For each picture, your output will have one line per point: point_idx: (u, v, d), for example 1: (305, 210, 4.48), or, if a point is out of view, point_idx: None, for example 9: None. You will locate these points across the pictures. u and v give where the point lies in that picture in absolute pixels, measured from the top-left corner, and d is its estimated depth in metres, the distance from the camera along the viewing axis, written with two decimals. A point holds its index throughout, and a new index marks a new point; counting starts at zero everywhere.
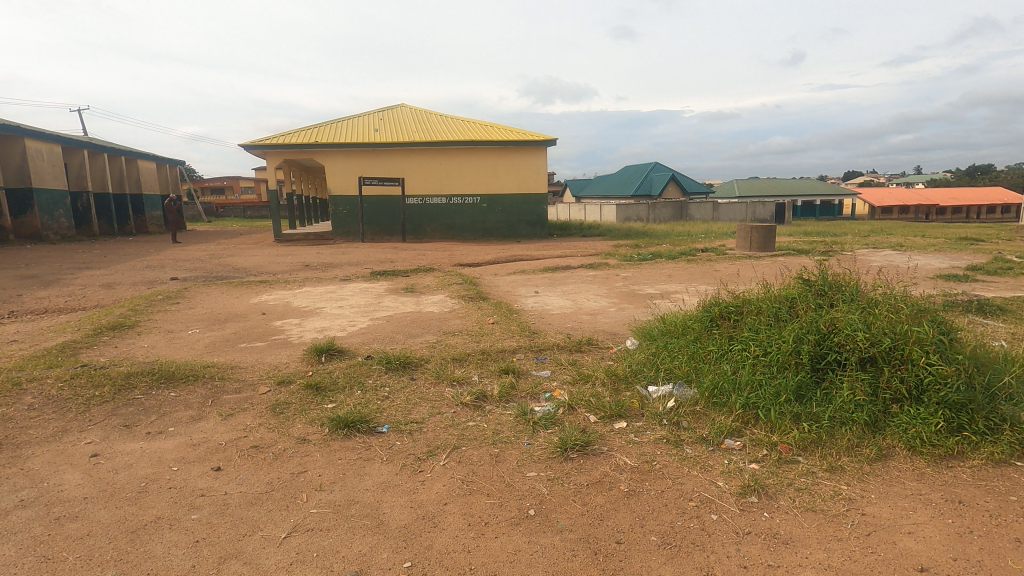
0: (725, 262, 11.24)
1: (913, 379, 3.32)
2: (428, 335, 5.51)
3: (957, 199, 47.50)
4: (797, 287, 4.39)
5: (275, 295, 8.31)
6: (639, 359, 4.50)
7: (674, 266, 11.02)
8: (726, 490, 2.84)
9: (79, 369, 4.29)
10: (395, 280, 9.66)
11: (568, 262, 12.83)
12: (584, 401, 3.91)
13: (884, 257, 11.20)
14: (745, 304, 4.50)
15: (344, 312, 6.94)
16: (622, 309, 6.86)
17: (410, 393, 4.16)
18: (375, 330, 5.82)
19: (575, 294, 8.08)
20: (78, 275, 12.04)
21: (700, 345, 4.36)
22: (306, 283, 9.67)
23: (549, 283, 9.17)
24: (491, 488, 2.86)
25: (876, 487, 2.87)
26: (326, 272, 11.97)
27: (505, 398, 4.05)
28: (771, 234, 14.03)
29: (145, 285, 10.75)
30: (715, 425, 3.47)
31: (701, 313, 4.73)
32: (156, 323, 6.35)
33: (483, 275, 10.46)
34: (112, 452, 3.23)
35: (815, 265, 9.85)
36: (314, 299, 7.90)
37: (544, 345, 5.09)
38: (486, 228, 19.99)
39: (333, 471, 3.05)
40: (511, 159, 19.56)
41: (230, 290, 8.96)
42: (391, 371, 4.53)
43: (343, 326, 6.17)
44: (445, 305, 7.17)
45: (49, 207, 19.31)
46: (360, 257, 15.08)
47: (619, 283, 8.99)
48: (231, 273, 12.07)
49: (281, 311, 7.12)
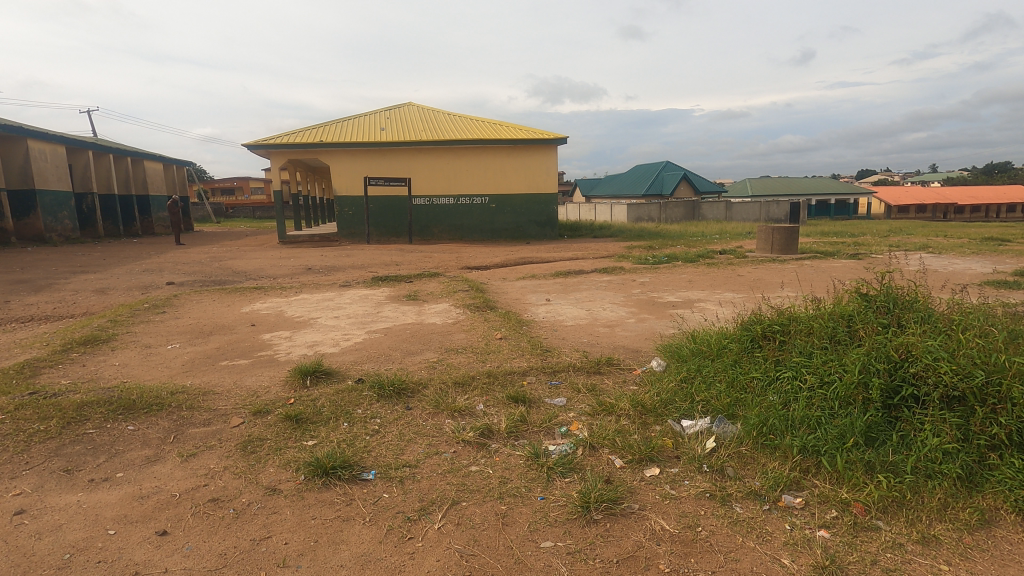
0: (747, 266, 10.60)
1: (1015, 423, 2.69)
2: (428, 353, 4.93)
3: (976, 197, 46.42)
4: (853, 303, 3.77)
5: (269, 303, 7.79)
6: (669, 387, 3.90)
7: (694, 271, 10.34)
8: (795, 572, 2.24)
9: (28, 398, 3.75)
10: (398, 286, 9.12)
11: (581, 265, 12.25)
12: (608, 439, 3.33)
13: (918, 263, 10.46)
14: (790, 320, 3.91)
15: (340, 323, 6.40)
16: (642, 320, 6.28)
17: (405, 427, 3.59)
18: (369, 347, 5.25)
19: (589, 303, 7.47)
20: (72, 280, 11.60)
21: (740, 371, 3.77)
22: (303, 289, 9.15)
23: (562, 290, 8.59)
24: (498, 568, 2.29)
25: (986, 568, 2.25)
26: (327, 277, 11.46)
27: (515, 434, 3.47)
28: (794, 236, 13.33)
29: (139, 291, 10.27)
30: (769, 475, 2.87)
31: (739, 332, 4.14)
32: (134, 336, 5.84)
33: (491, 280, 9.90)
34: (42, 508, 2.69)
35: (846, 272, 9.20)
36: (310, 307, 7.37)
37: (559, 367, 4.49)
38: (494, 228, 19.39)
39: (302, 538, 2.48)
40: (521, 157, 18.98)
41: (223, 297, 8.47)
42: (385, 398, 3.97)
43: (336, 341, 5.60)
44: (449, 315, 6.59)
45: (52, 208, 19.04)
46: (365, 260, 14.60)
47: (637, 290, 8.36)
48: (230, 279, 11.57)
49: (272, 322, 6.58)
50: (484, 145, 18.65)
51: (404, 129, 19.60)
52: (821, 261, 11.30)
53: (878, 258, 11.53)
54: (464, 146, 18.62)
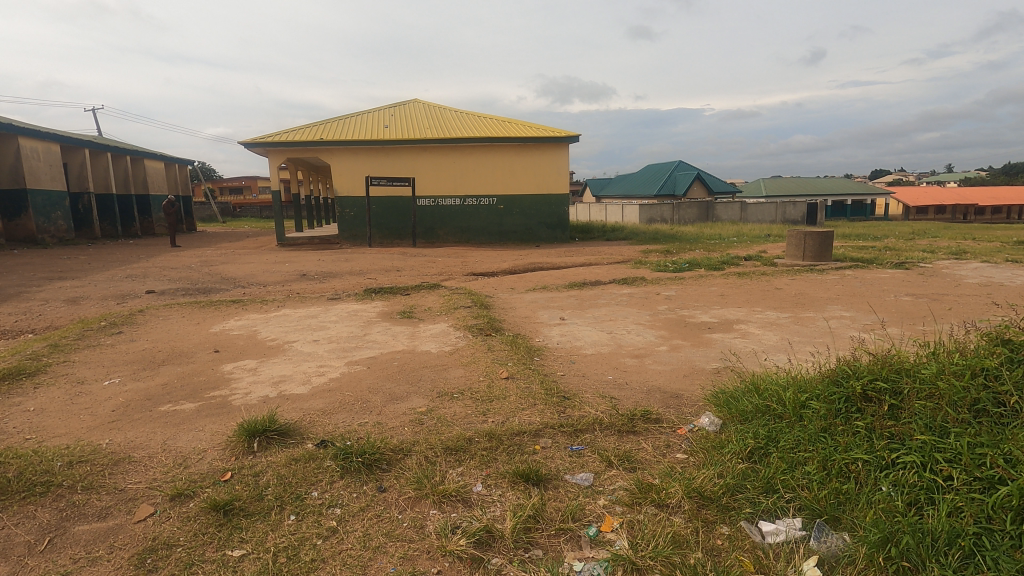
0: (782, 276, 9.58)
1: None
2: (416, 399, 3.93)
3: (998, 198, 45.06)
4: (993, 353, 2.73)
5: (243, 321, 6.83)
6: (737, 464, 2.87)
7: (724, 281, 9.31)
8: None
9: None
10: (393, 299, 8.16)
11: (596, 272, 11.27)
12: (661, 557, 2.31)
13: (973, 274, 9.38)
14: (901, 372, 2.88)
15: (318, 350, 5.44)
16: (676, 351, 5.29)
17: (373, 526, 2.58)
18: (345, 387, 4.26)
19: (609, 323, 6.48)
20: (46, 287, 10.74)
21: (835, 444, 2.74)
22: (288, 302, 8.19)
23: (577, 305, 7.59)
24: None
25: None
26: (319, 285, 10.56)
27: (526, 540, 2.47)
28: (828, 241, 12.18)
29: (113, 303, 9.34)
30: None
31: (825, 386, 3.10)
32: (70, 367, 4.89)
33: (497, 291, 8.93)
34: None
35: (901, 288, 8.14)
36: (289, 327, 6.41)
37: (582, 425, 3.46)
38: (502, 230, 18.41)
39: None
40: (531, 156, 17.97)
41: (196, 312, 7.51)
42: (352, 474, 2.97)
43: (306, 377, 4.60)
44: (446, 340, 5.60)
45: (45, 209, 18.27)
46: (365, 265, 13.70)
47: (663, 306, 7.35)
48: (215, 288, 10.66)
49: (239, 347, 5.60)
50: (491, 143, 17.66)
51: (409, 127, 18.66)
52: (863, 270, 10.26)
53: (924, 268, 10.44)
54: (471, 144, 17.65)
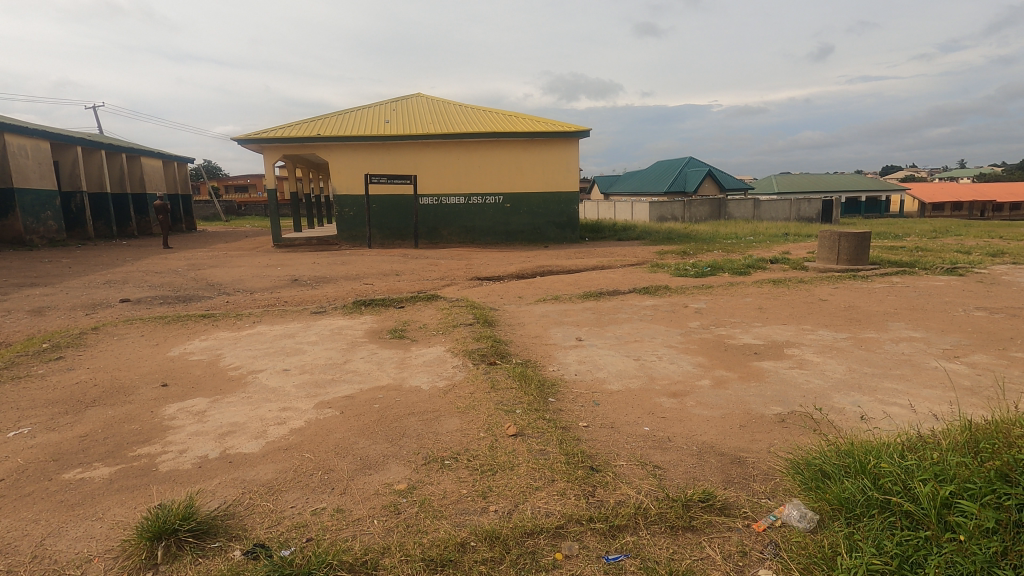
0: (823, 285, 8.54)
1: None
2: (395, 469, 2.96)
3: (1017, 195, 43.76)
4: None
5: (209, 342, 5.87)
6: None
7: (758, 291, 8.29)
8: None
9: None
10: (384, 314, 7.19)
11: (612, 278, 10.23)
12: None
13: None
14: None
15: (286, 384, 4.48)
16: (723, 386, 4.30)
17: None
18: (310, 444, 3.30)
19: (635, 345, 5.48)
20: (13, 296, 9.84)
21: None
22: (266, 316, 7.21)
23: (595, 321, 6.59)
24: None
25: None
26: (308, 293, 9.62)
27: None
28: (865, 243, 11.06)
29: (80, 316, 8.40)
30: None
31: (990, 482, 2.09)
32: None
33: (502, 302, 7.93)
34: None
35: (965, 300, 7.09)
36: (259, 351, 5.45)
37: (621, 520, 2.48)
38: (508, 230, 17.43)
39: None
40: (539, 152, 16.97)
41: (159, 330, 6.56)
42: None
43: (263, 427, 3.64)
44: (441, 371, 4.63)
45: (33, 209, 17.44)
46: (362, 269, 12.75)
47: (695, 324, 6.33)
48: (195, 296, 9.73)
49: (193, 380, 4.65)
50: (497, 138, 16.66)
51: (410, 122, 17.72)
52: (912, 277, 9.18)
53: (978, 275, 9.33)
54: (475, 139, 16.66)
